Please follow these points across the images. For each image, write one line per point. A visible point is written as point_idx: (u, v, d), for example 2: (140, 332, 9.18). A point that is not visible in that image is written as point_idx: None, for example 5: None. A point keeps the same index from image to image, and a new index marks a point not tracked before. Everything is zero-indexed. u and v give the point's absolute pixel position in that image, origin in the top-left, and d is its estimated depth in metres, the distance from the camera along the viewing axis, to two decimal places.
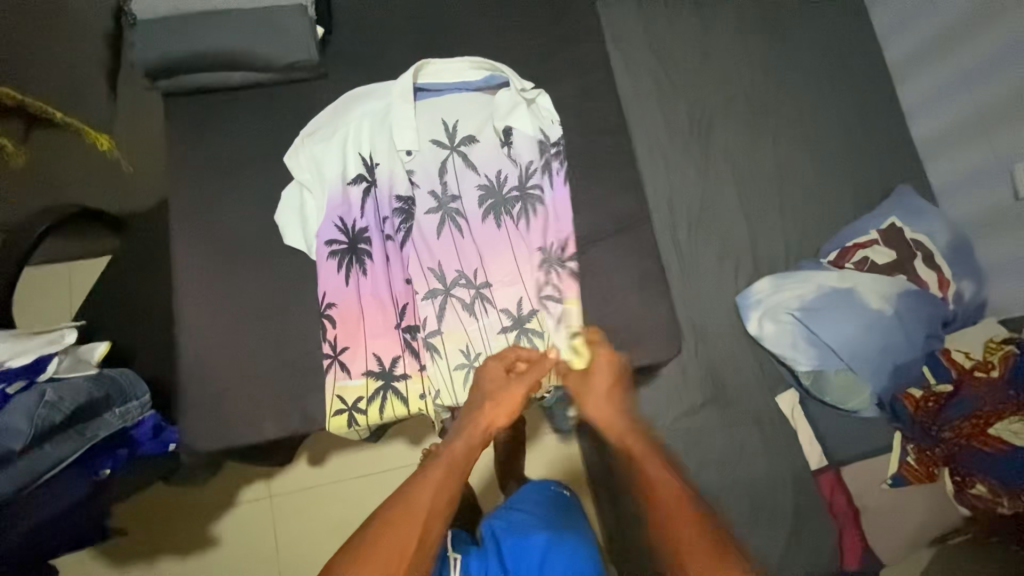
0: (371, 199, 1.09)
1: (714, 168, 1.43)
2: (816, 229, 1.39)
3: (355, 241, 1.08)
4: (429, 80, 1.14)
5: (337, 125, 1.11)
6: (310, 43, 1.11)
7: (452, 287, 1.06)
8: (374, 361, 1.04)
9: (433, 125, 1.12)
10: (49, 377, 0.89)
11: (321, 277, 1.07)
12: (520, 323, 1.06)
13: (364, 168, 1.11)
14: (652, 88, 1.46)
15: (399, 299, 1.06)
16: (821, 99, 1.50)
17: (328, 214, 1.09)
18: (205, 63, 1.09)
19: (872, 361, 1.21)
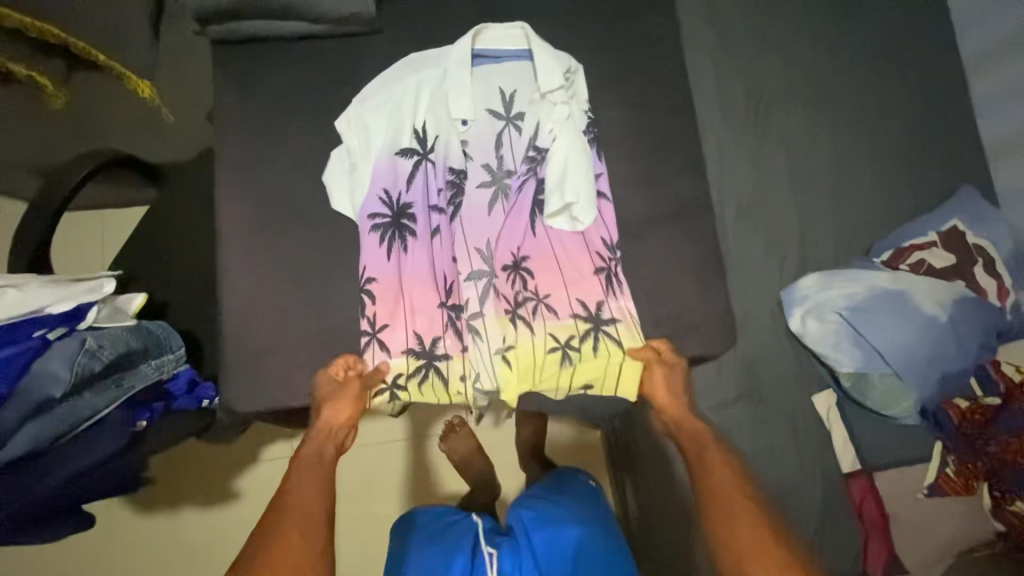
0: (422, 171, 1.07)
1: (768, 155, 1.36)
2: (870, 227, 1.33)
3: (399, 216, 1.05)
4: (487, 46, 1.10)
5: (391, 90, 1.07)
6: None
7: (500, 275, 1.05)
8: (414, 340, 1.03)
9: (489, 95, 1.10)
10: (88, 326, 0.89)
11: (364, 249, 1.04)
12: (595, 321, 1.03)
13: (417, 141, 1.07)
14: (709, 69, 1.40)
15: (446, 277, 1.04)
16: (888, 90, 1.42)
17: (374, 185, 1.06)
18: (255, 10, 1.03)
19: (920, 368, 1.16)
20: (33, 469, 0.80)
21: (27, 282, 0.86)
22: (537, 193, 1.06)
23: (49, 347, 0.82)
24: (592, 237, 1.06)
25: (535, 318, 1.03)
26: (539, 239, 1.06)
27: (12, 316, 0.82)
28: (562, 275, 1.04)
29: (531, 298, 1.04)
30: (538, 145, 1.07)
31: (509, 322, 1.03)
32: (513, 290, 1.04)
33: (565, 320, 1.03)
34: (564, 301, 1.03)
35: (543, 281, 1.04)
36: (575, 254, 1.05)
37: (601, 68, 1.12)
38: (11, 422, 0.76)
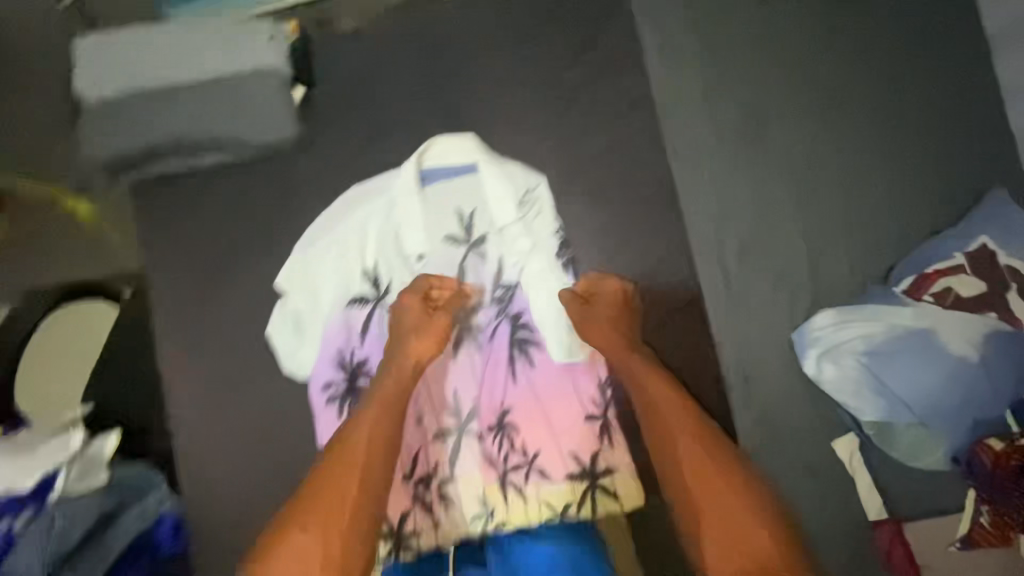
0: (373, 318, 1.11)
1: (769, 179, 1.23)
2: (886, 249, 1.22)
3: (354, 376, 1.08)
4: (432, 166, 1.16)
5: (338, 228, 1.14)
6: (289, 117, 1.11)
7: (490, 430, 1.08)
8: (397, 517, 1.03)
9: (443, 220, 1.15)
10: (58, 496, 0.91)
11: (318, 419, 1.08)
12: (589, 475, 1.06)
13: (370, 287, 1.12)
14: (696, 85, 1.23)
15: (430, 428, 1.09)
16: (902, 85, 1.26)
17: (326, 346, 1.10)
18: None
19: (949, 415, 1.06)
20: None
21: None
22: (510, 337, 1.12)
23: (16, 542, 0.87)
24: (580, 381, 1.09)
25: (527, 484, 1.05)
26: (520, 391, 1.09)
27: None
28: (544, 434, 1.07)
29: (522, 458, 1.06)
30: (504, 281, 1.14)
31: (502, 488, 1.05)
32: (501, 450, 1.07)
33: (559, 484, 1.05)
34: (553, 457, 1.06)
35: (529, 438, 1.07)
36: (563, 396, 1.09)
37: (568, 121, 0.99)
38: None
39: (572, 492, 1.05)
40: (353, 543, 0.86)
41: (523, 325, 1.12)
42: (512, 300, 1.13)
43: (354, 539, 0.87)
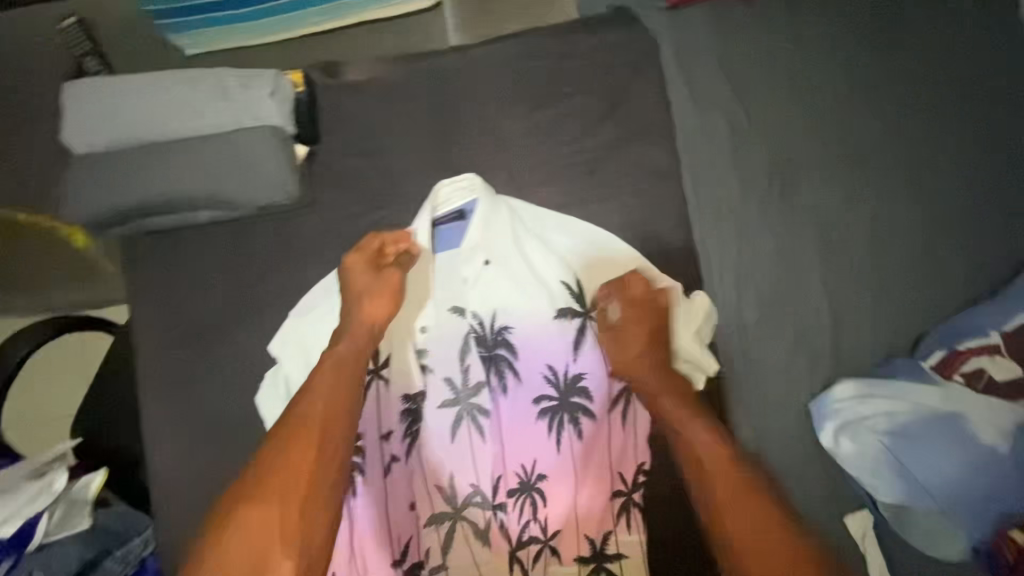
0: (372, 399, 0.75)
1: (795, 234, 1.17)
2: (914, 316, 1.17)
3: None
4: (447, 211, 0.76)
5: (336, 292, 0.80)
6: (289, 175, 0.78)
7: (500, 505, 0.73)
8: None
9: (451, 283, 0.76)
10: (37, 547, 0.84)
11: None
12: (598, 557, 0.72)
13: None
14: (723, 134, 1.18)
15: (427, 520, 0.72)
16: (939, 143, 1.19)
17: None
18: (162, 209, 0.78)
19: (971, 504, 0.99)
20: None
21: None
22: (540, 402, 0.73)
23: None
24: (615, 461, 0.72)
25: (534, 563, 0.72)
26: (556, 457, 0.72)
27: None
28: (567, 515, 0.72)
29: (536, 537, 0.72)
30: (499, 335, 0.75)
31: (503, 564, 0.72)
32: (515, 522, 0.72)
33: (569, 567, 0.72)
34: (572, 541, 0.72)
35: (553, 517, 0.72)
36: (594, 480, 0.72)
37: (605, 179, 0.80)
38: None
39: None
40: (310, 513, 0.64)
41: (582, 388, 0.73)
42: (577, 351, 0.74)
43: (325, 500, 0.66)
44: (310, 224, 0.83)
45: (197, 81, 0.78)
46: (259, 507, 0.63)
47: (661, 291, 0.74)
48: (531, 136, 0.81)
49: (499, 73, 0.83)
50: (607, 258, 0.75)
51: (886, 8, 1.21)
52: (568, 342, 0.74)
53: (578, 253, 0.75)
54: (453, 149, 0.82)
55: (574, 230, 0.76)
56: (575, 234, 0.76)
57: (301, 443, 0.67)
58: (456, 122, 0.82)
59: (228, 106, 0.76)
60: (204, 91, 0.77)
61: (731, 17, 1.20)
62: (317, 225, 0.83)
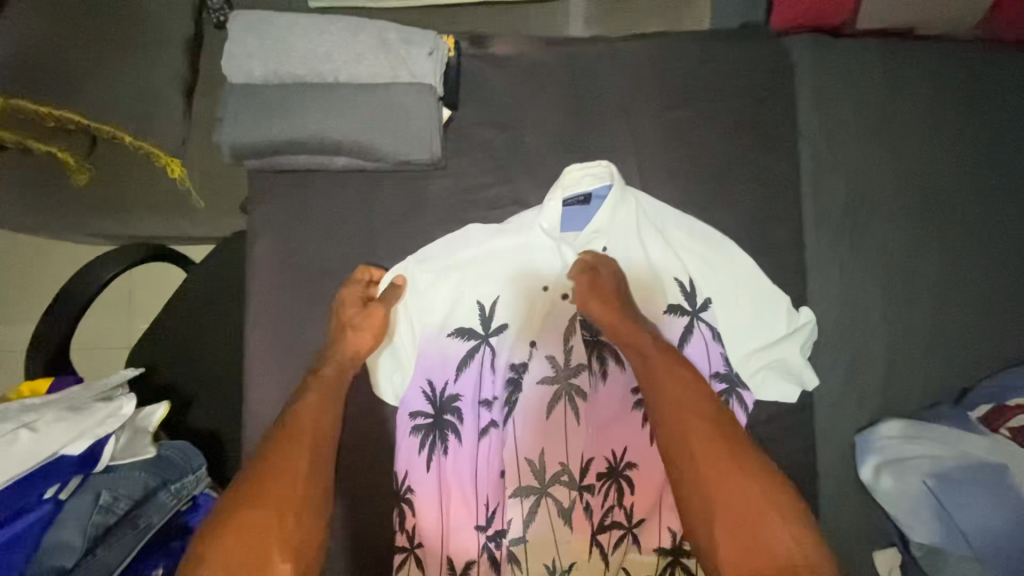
0: (478, 362, 0.79)
1: (863, 271, 1.20)
2: (967, 367, 1.19)
3: (441, 412, 0.79)
4: (573, 193, 0.78)
5: (456, 253, 0.82)
6: (435, 136, 0.78)
7: (586, 486, 0.74)
8: (449, 564, 0.74)
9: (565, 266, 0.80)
10: (104, 469, 0.83)
11: (399, 455, 0.78)
12: (677, 552, 0.72)
13: (478, 320, 0.80)
14: (807, 165, 1.21)
15: (516, 489, 0.74)
16: (1012, 203, 1.22)
17: (418, 370, 0.80)
18: (302, 150, 0.80)
19: (1012, 559, 1.00)
20: None
21: (39, 418, 0.77)
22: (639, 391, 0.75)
23: (61, 511, 0.78)
24: None
25: (614, 548, 0.72)
26: (648, 447, 0.74)
27: (34, 464, 0.76)
28: (653, 506, 0.72)
29: (620, 523, 0.73)
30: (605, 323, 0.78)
31: (584, 545, 0.72)
32: (599, 505, 0.73)
33: (647, 556, 0.72)
34: (654, 532, 0.72)
35: (638, 505, 0.73)
36: None
37: (730, 189, 0.86)
38: None
39: (658, 568, 0.72)
40: (307, 516, 0.63)
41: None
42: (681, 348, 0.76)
43: (318, 512, 0.65)
44: (434, 188, 0.85)
45: (359, 31, 0.79)
46: (255, 514, 0.61)
47: (773, 306, 0.77)
48: (659, 141, 0.86)
49: (640, 71, 0.88)
50: (722, 265, 0.78)
51: (978, 66, 1.24)
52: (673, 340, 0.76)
53: (696, 256, 0.79)
54: (579, 140, 0.86)
55: (696, 234, 0.79)
56: (696, 238, 0.79)
57: (299, 454, 0.67)
58: (595, 113, 0.86)
59: (387, 58, 0.78)
60: (366, 42, 0.78)
61: (831, 53, 1.23)
62: (442, 190, 0.85)
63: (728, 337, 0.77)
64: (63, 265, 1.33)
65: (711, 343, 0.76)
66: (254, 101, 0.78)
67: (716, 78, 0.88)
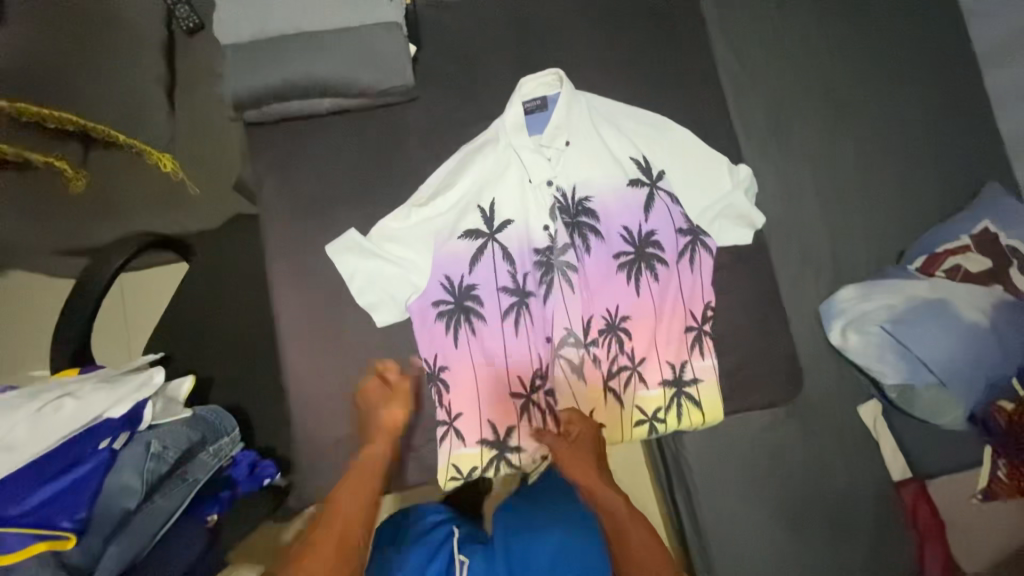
0: (489, 257, 0.92)
1: (794, 166, 1.36)
2: (900, 233, 1.35)
3: (461, 299, 0.92)
4: (534, 99, 0.93)
5: (449, 168, 0.93)
6: (405, 66, 0.91)
7: (591, 342, 0.94)
8: (489, 429, 0.93)
9: (536, 163, 0.92)
10: (149, 427, 0.86)
11: (428, 340, 0.92)
12: (678, 383, 0.92)
13: (483, 221, 0.93)
14: (727, 84, 1.38)
15: (537, 359, 0.94)
16: (907, 88, 1.40)
17: (434, 271, 0.92)
18: (294, 93, 0.90)
19: (966, 375, 1.17)
20: None
21: (80, 389, 0.82)
22: (621, 256, 0.92)
23: (117, 460, 0.80)
24: (686, 296, 0.92)
25: (625, 388, 0.93)
26: (641, 298, 0.91)
27: (78, 426, 0.78)
28: (649, 344, 0.92)
29: (626, 364, 0.93)
30: (584, 204, 0.93)
31: (598, 391, 0.95)
32: (606, 355, 0.93)
33: (652, 390, 0.93)
34: (654, 367, 0.92)
35: (638, 345, 0.92)
36: (669, 313, 0.92)
37: (663, 85, 1.00)
38: (96, 546, 0.74)
39: (663, 398, 0.92)
40: None
41: (655, 242, 0.91)
42: (646, 213, 0.92)
43: None
44: (411, 124, 0.96)
45: None
46: None
47: (717, 167, 0.93)
48: (595, 57, 1.00)
49: (569, 4, 1.02)
50: (669, 140, 0.94)
51: None
52: (642, 211, 0.92)
53: (643, 136, 0.93)
54: (527, 67, 0.99)
55: (641, 119, 0.94)
56: (642, 121, 0.94)
57: (332, 546, 0.79)
58: (537, 44, 1.00)
59: (354, 5, 0.90)
60: None
61: None
62: (416, 128, 0.96)
63: (683, 197, 0.93)
64: (52, 296, 1.37)
65: (670, 206, 0.93)
66: (239, 68, 0.89)
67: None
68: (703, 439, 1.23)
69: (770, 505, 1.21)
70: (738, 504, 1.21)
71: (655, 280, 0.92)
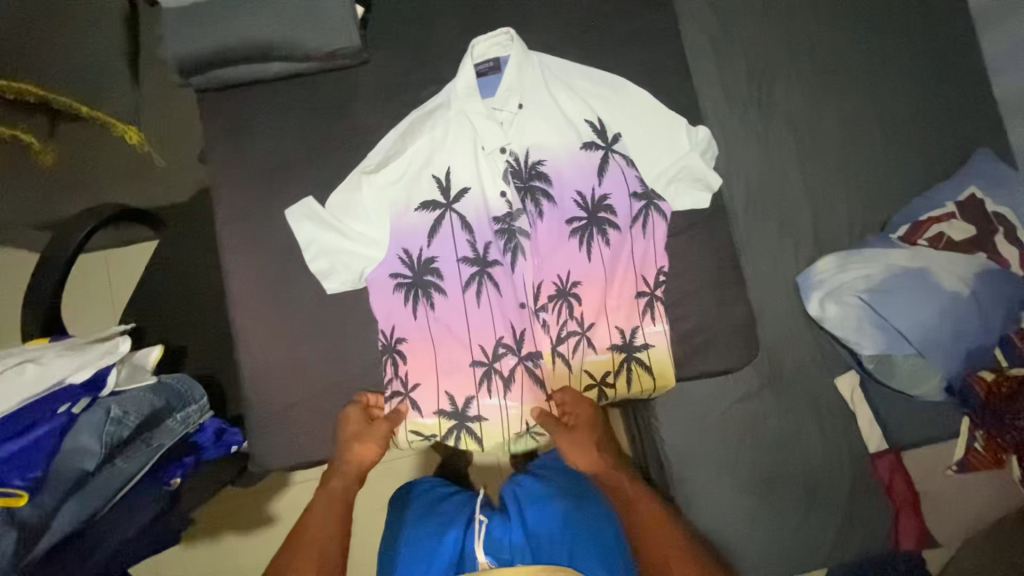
0: (448, 228, 0.92)
1: (774, 131, 1.32)
2: (885, 200, 1.30)
3: (421, 273, 0.92)
4: (485, 61, 0.92)
5: (402, 133, 0.92)
6: (350, 26, 0.90)
7: (542, 309, 0.94)
8: (446, 401, 0.93)
9: (489, 129, 0.92)
10: (110, 393, 0.88)
11: (387, 312, 0.93)
12: (628, 349, 0.94)
13: (439, 191, 0.92)
14: (707, 47, 1.34)
15: (498, 335, 0.93)
16: (895, 48, 1.34)
17: (393, 244, 0.92)
18: (240, 56, 0.90)
19: (944, 344, 1.16)
20: (78, 551, 0.79)
21: (43, 356, 0.84)
22: (570, 222, 0.92)
23: (76, 423, 0.81)
24: (641, 260, 0.93)
25: (574, 354, 0.94)
26: (593, 264, 0.92)
27: (39, 391, 0.80)
28: (600, 310, 0.93)
29: (575, 331, 0.94)
30: (537, 169, 0.93)
31: (549, 357, 0.95)
32: (557, 321, 0.94)
33: (603, 355, 0.94)
34: (605, 332, 0.93)
35: (589, 309, 0.93)
36: (623, 278, 0.93)
37: (624, 45, 0.97)
38: (52, 504, 0.75)
39: (613, 363, 0.94)
40: None
41: (607, 206, 0.92)
42: (601, 176, 0.92)
43: None
44: (362, 91, 0.95)
45: None
46: None
47: (673, 128, 0.93)
48: (553, 16, 0.97)
49: None
50: (622, 98, 0.94)
51: None
52: (594, 173, 0.92)
53: (596, 98, 0.94)
54: (482, 28, 0.97)
55: (594, 79, 0.93)
56: (597, 82, 0.93)
57: (307, 561, 0.81)
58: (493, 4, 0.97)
59: None
60: None
61: None
62: (368, 94, 0.95)
63: (639, 159, 0.93)
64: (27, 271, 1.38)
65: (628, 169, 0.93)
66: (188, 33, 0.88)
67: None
68: (674, 412, 1.22)
69: (742, 477, 1.21)
70: (709, 476, 1.21)
71: (609, 245, 0.92)
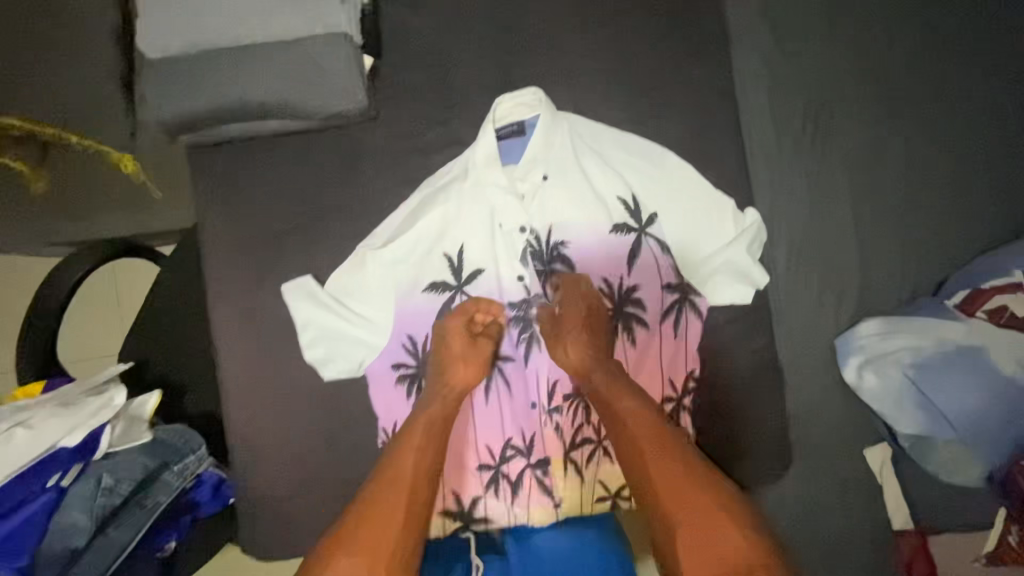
0: None
1: (830, 172, 1.18)
2: (945, 259, 1.17)
3: (424, 362, 0.93)
4: (506, 127, 0.93)
5: (418, 212, 0.94)
6: (357, 89, 0.91)
7: (555, 409, 0.95)
8: (453, 500, 0.94)
9: (510, 207, 0.93)
10: (104, 455, 0.85)
11: (388, 407, 0.94)
12: None
13: (450, 271, 0.95)
14: (763, 71, 1.19)
15: (507, 435, 0.94)
16: (978, 83, 1.18)
17: (397, 329, 0.94)
18: (241, 114, 0.91)
19: (993, 436, 1.05)
20: None
21: (32, 414, 0.80)
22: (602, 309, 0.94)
23: (66, 496, 0.81)
24: (664, 361, 0.94)
25: (588, 464, 0.95)
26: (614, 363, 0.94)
27: (30, 459, 0.78)
28: None
29: (589, 438, 0.94)
30: (562, 252, 0.94)
31: (558, 465, 0.95)
32: (570, 424, 0.94)
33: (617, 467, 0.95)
34: None
35: None
36: (646, 376, 0.94)
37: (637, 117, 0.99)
38: None
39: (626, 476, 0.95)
40: None
41: (635, 299, 0.94)
42: (631, 264, 0.94)
43: None
44: (367, 154, 0.98)
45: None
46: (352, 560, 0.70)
47: (718, 211, 0.94)
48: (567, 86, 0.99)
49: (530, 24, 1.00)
50: (651, 170, 0.94)
51: None
52: (622, 256, 0.94)
53: (618, 177, 0.95)
54: None
55: (622, 150, 0.95)
56: (626, 154, 0.95)
57: (395, 495, 0.76)
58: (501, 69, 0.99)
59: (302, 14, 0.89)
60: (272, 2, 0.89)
61: None
62: (375, 156, 0.98)
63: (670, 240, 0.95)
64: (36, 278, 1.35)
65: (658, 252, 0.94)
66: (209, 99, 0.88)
67: (610, 21, 1.01)
68: None
69: None
70: None
71: (631, 339, 0.94)
